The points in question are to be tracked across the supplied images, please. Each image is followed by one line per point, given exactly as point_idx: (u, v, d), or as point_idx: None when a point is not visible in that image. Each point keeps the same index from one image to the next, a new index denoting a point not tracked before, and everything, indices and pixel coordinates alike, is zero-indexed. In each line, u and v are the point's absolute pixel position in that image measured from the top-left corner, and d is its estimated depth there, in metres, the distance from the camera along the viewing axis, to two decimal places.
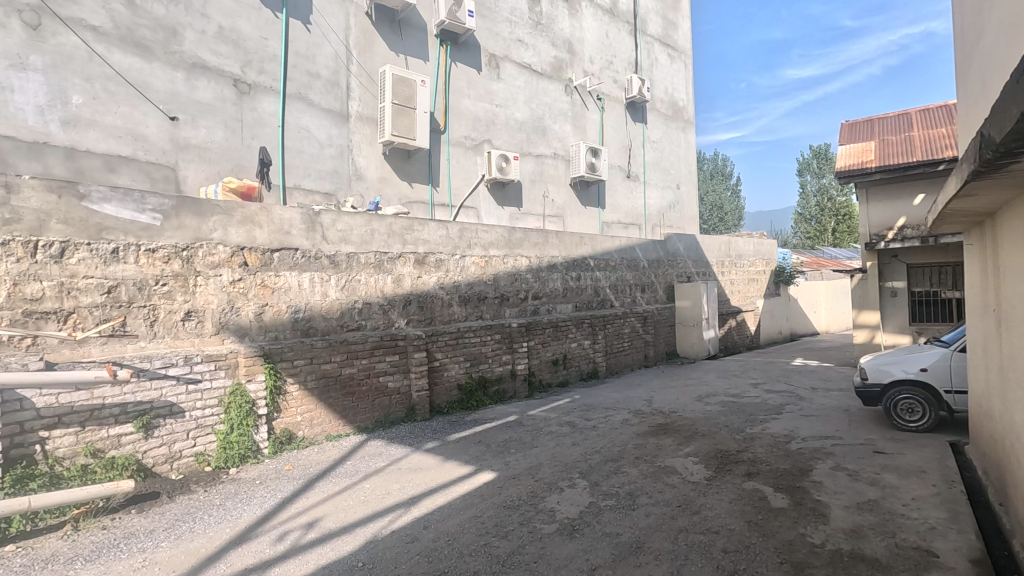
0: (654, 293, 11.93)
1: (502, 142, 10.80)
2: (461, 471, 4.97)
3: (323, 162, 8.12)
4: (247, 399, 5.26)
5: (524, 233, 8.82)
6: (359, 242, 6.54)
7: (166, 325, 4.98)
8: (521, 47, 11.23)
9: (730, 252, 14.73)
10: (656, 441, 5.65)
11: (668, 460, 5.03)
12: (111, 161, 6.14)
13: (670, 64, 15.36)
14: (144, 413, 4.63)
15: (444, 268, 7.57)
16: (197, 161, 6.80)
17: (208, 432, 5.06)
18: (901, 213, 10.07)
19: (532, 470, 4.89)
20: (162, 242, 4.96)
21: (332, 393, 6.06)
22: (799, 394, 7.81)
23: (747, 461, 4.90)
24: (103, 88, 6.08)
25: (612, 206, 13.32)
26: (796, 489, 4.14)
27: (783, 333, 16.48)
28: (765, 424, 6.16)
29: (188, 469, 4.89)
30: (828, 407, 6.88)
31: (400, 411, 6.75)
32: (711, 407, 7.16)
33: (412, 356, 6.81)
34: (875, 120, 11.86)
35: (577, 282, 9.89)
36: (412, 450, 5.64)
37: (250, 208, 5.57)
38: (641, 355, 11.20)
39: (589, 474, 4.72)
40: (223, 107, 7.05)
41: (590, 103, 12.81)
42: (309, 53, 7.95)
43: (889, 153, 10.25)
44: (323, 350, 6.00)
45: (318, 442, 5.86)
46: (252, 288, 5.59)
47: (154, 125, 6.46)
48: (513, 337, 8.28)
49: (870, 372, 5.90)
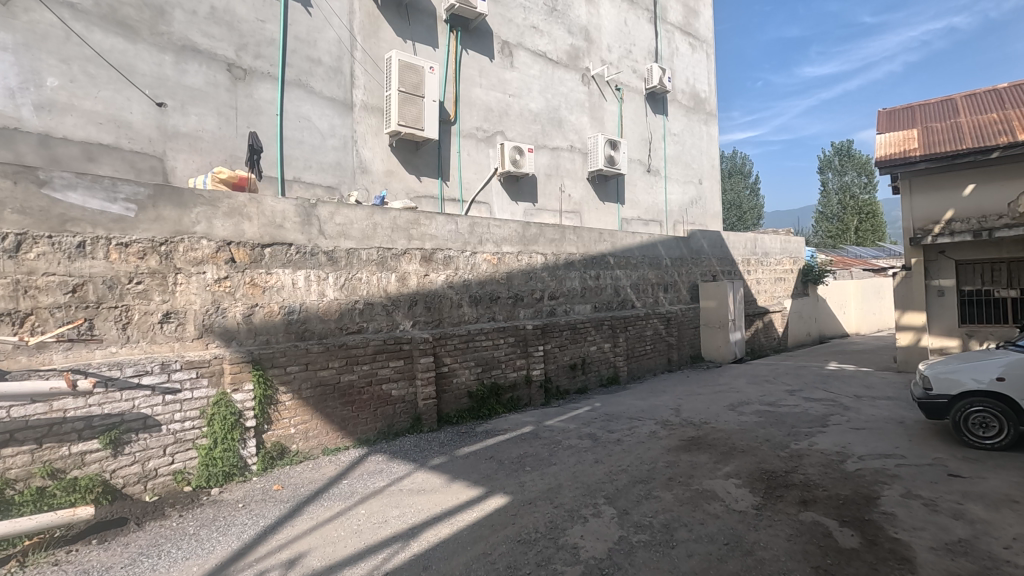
0: (677, 293, 11.25)
1: (516, 134, 10.21)
2: (468, 494, 4.37)
3: (325, 153, 7.62)
4: (233, 410, 4.72)
5: (539, 228, 8.21)
6: (359, 238, 5.99)
7: (140, 328, 4.46)
8: (536, 34, 10.64)
9: (756, 250, 13.96)
10: (691, 459, 5.00)
11: (706, 481, 4.39)
12: (91, 149, 5.66)
13: (691, 54, 14.65)
14: (113, 427, 4.11)
15: (453, 266, 6.99)
16: (187, 150, 6.32)
17: (188, 448, 4.54)
18: (948, 205, 9.29)
19: (551, 493, 4.28)
20: (136, 236, 4.45)
21: (330, 403, 5.52)
22: (842, 403, 7.11)
23: (798, 484, 4.24)
24: (81, 71, 5.60)
25: (632, 202, 12.67)
26: (866, 525, 3.50)
27: (812, 335, 15.67)
28: (812, 439, 5.48)
29: (165, 489, 4.37)
30: (880, 419, 6.17)
31: (405, 422, 6.18)
32: (747, 418, 6.48)
33: (418, 362, 6.23)
34: (916, 108, 11.09)
35: (596, 281, 9.26)
36: (416, 467, 5.07)
37: (237, 199, 5.05)
38: (664, 359, 10.54)
39: (615, 500, 4.10)
40: (216, 93, 6.56)
41: (608, 93, 12.19)
42: (310, 37, 7.45)
43: (935, 140, 9.47)
44: (320, 355, 5.46)
45: (314, 457, 5.33)
46: (240, 287, 5.07)
47: (139, 111, 5.97)
48: (527, 340, 7.66)
49: (935, 382, 5.18)
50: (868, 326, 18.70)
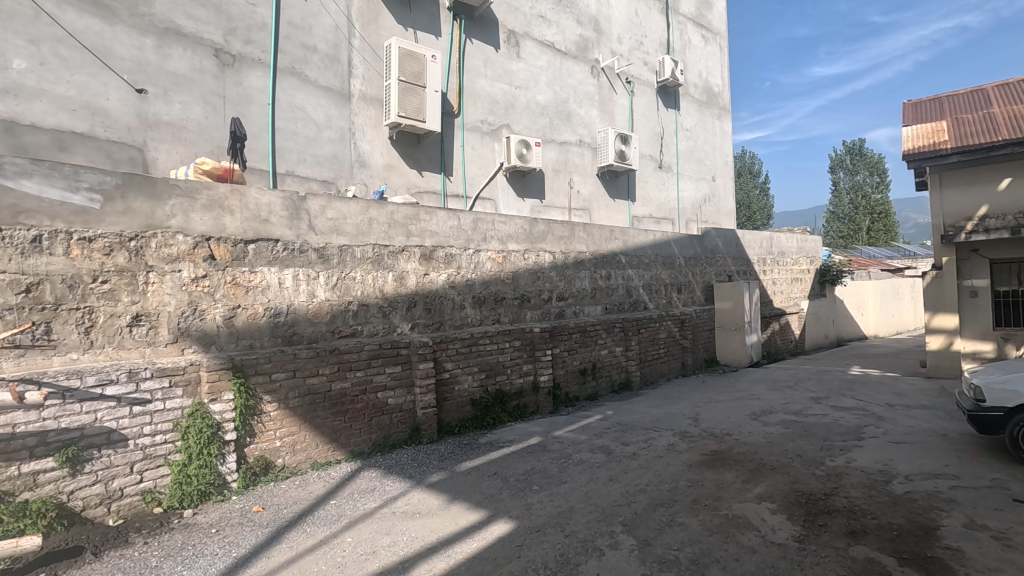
0: (691, 293, 10.74)
1: (523, 127, 9.75)
2: (469, 519, 3.90)
3: (321, 146, 7.19)
4: (210, 423, 4.28)
5: (547, 225, 7.75)
6: (353, 234, 5.54)
7: (106, 332, 4.03)
8: (544, 24, 10.17)
9: (772, 250, 13.41)
10: (716, 477, 4.51)
11: (735, 505, 3.91)
12: (62, 138, 5.25)
13: (705, 47, 14.13)
14: (71, 444, 3.68)
15: (454, 265, 6.52)
16: (170, 140, 5.91)
17: (159, 465, 4.11)
18: (982, 200, 8.71)
19: (561, 519, 3.81)
20: (102, 230, 4.03)
21: (320, 413, 5.06)
22: (876, 412, 6.58)
23: (842, 511, 3.74)
24: (52, 53, 5.18)
25: (643, 199, 12.16)
26: (932, 564, 3.01)
27: (830, 338, 15.07)
28: (849, 454, 4.97)
29: (132, 511, 3.94)
30: (920, 431, 5.65)
31: (403, 432, 5.72)
32: (773, 429, 5.97)
33: (416, 367, 5.77)
34: (943, 99, 10.52)
35: (608, 281, 8.77)
36: (412, 485, 4.61)
37: (218, 191, 4.62)
38: (678, 363, 10.04)
39: (635, 528, 3.62)
40: (202, 79, 6.15)
41: (619, 86, 11.70)
42: (305, 23, 7.02)
43: (967, 132, 8.90)
44: (309, 361, 5.01)
45: (302, 472, 4.89)
46: (220, 287, 4.64)
47: (116, 97, 5.57)
48: (534, 344, 7.18)
49: (988, 392, 4.70)
50: (882, 329, 17.74)
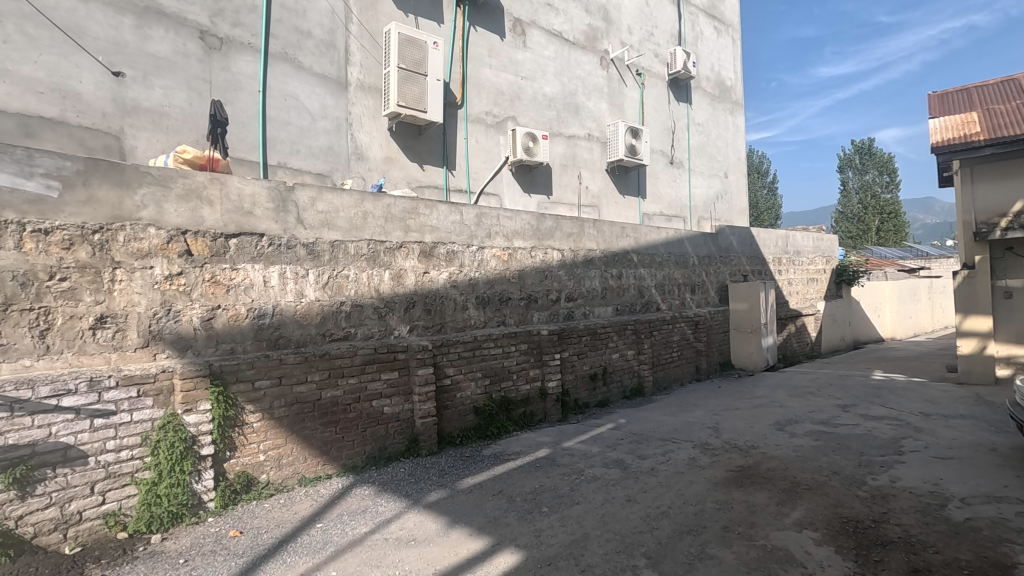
0: (705, 293, 10.24)
1: (529, 120, 9.28)
2: (470, 547, 3.45)
3: (315, 136, 6.75)
4: (183, 437, 3.84)
5: (555, 221, 7.29)
6: (346, 228, 5.10)
7: (65, 336, 3.61)
8: (551, 12, 9.71)
9: (787, 249, 12.90)
10: (747, 498, 4.04)
11: (774, 533, 3.44)
12: (29, 123, 4.84)
13: (717, 39, 13.62)
14: (20, 463, 3.26)
15: (456, 263, 6.07)
16: (150, 128, 5.51)
17: (125, 484, 3.67)
18: (1017, 195, 8.05)
19: (575, 549, 3.35)
20: (61, 221, 3.61)
21: (308, 423, 4.62)
22: (911, 423, 6.06)
23: (898, 543, 3.26)
24: (17, 30, 4.77)
25: (653, 195, 11.68)
26: None
27: (847, 341, 14.52)
28: (892, 472, 4.48)
29: (92, 537, 3.51)
30: (964, 444, 5.16)
31: (400, 444, 5.27)
32: (803, 442, 5.48)
33: (414, 373, 5.33)
34: (972, 90, 9.97)
35: (618, 280, 8.30)
36: (409, 506, 4.15)
37: (196, 179, 4.19)
38: (692, 367, 9.57)
39: (659, 561, 3.17)
40: (186, 63, 5.73)
41: (628, 79, 11.22)
42: (298, 6, 6.59)
43: (1001, 124, 8.32)
44: (297, 367, 4.57)
45: (288, 489, 4.45)
46: (197, 285, 4.21)
47: (90, 80, 5.16)
48: (542, 348, 6.74)
49: None
50: (899, 332, 17.20)
